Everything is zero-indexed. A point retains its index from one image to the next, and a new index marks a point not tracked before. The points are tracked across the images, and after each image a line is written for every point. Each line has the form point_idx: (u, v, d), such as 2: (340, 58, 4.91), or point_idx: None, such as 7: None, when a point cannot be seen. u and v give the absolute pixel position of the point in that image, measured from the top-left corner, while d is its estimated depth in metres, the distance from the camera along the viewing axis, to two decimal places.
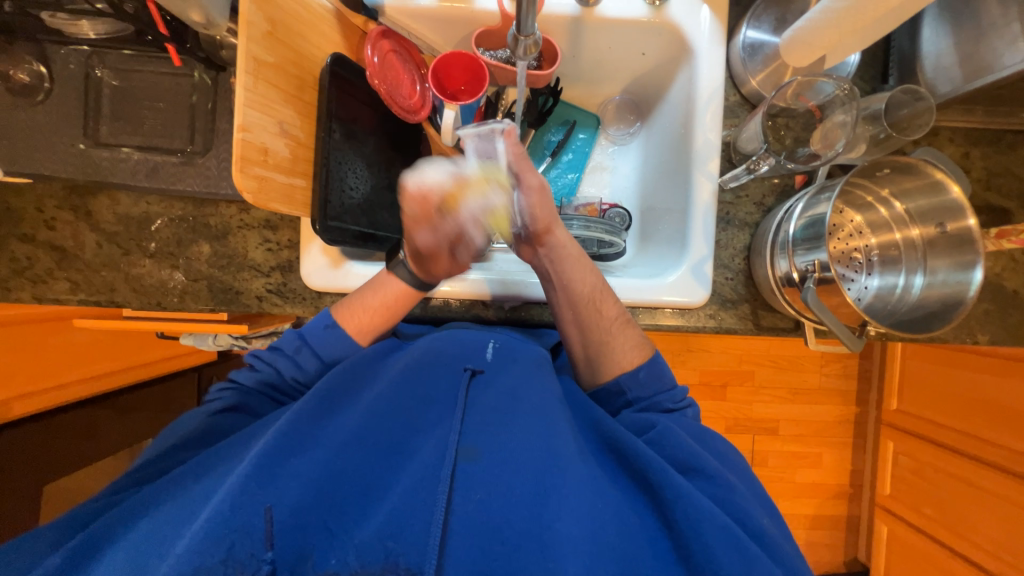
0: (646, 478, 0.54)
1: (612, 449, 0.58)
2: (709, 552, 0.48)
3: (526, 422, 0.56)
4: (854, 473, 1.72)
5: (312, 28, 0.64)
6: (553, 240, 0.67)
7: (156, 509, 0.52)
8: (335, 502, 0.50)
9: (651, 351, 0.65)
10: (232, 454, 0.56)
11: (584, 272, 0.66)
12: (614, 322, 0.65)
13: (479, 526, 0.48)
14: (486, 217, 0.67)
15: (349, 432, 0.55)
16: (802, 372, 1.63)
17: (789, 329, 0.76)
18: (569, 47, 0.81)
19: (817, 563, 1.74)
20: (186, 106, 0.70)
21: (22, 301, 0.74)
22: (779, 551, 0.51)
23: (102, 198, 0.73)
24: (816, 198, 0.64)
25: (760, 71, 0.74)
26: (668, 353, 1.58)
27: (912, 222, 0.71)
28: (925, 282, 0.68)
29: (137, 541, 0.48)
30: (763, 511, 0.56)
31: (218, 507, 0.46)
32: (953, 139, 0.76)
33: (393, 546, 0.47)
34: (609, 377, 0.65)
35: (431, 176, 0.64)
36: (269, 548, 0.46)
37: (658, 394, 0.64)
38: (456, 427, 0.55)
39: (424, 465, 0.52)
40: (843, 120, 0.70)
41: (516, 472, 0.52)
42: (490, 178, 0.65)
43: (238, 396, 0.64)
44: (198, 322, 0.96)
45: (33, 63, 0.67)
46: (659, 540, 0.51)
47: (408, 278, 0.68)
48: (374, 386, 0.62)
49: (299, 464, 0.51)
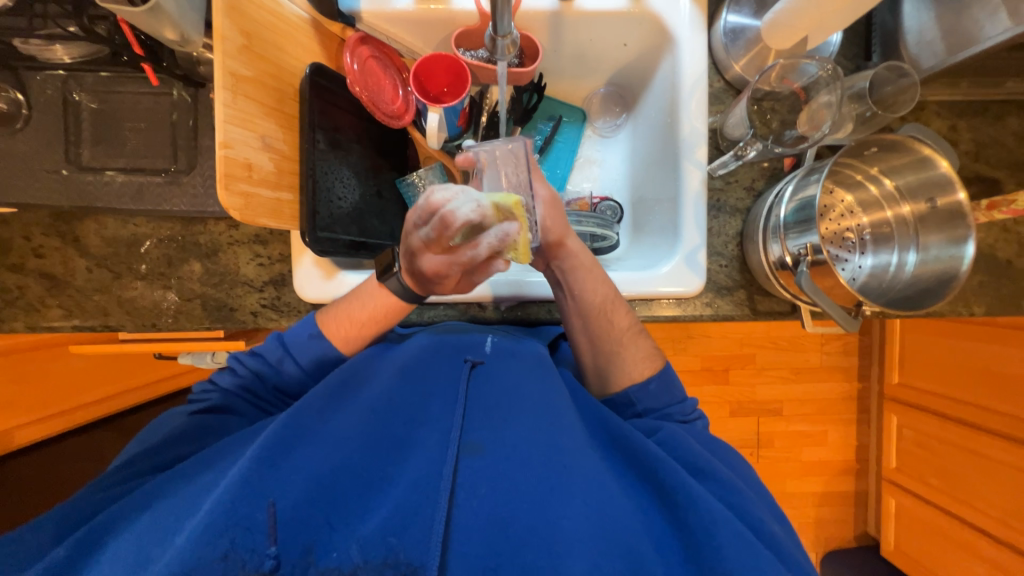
0: (655, 476, 0.54)
1: (619, 445, 0.58)
2: (720, 555, 0.47)
3: (531, 416, 0.56)
4: (860, 448, 1.72)
5: (288, 38, 0.64)
6: (569, 249, 0.65)
7: (154, 506, 0.51)
8: (338, 496, 0.49)
9: (662, 363, 0.66)
10: (234, 449, 0.56)
11: (600, 283, 0.66)
12: (626, 333, 0.65)
13: (484, 522, 0.48)
14: (508, 251, 0.56)
15: (361, 427, 0.55)
16: (803, 351, 1.64)
17: (785, 312, 0.76)
18: (550, 41, 0.80)
19: (828, 540, 1.74)
20: (167, 124, 0.69)
21: (17, 330, 0.74)
22: (791, 558, 0.52)
23: (89, 223, 0.72)
24: (805, 180, 0.64)
25: (743, 55, 0.74)
26: (668, 341, 1.59)
27: (902, 199, 0.71)
28: (919, 259, 0.69)
29: (136, 535, 0.48)
30: (775, 521, 0.56)
31: (219, 498, 0.46)
32: (939, 112, 0.76)
33: (394, 542, 0.46)
34: (619, 388, 0.65)
35: (455, 204, 0.51)
36: (273, 544, 0.45)
37: (669, 406, 0.65)
38: (458, 423, 0.54)
39: (426, 460, 0.52)
40: (829, 100, 0.70)
41: (523, 469, 0.51)
42: (505, 211, 0.53)
43: (220, 398, 0.64)
44: (193, 340, 0.96)
45: (10, 91, 0.66)
46: (666, 539, 0.51)
47: (398, 291, 0.64)
48: (376, 383, 0.60)
49: (302, 458, 0.51)
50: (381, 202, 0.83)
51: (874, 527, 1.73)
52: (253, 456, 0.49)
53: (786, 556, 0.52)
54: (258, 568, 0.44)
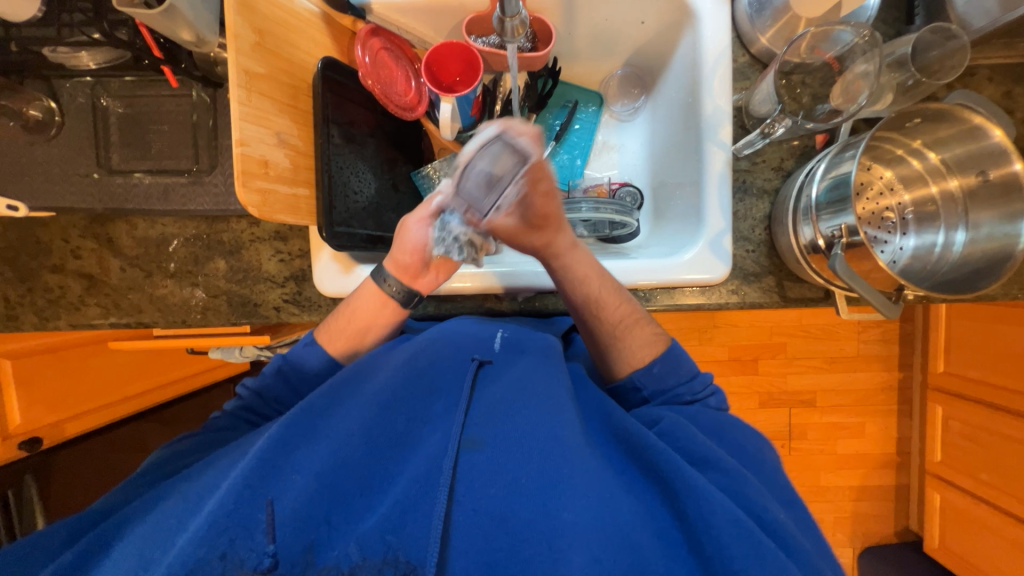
0: (655, 470, 0.52)
1: (622, 440, 0.56)
2: (725, 550, 0.46)
3: (532, 413, 0.54)
4: (901, 440, 1.64)
5: (300, 33, 0.64)
6: (557, 249, 0.61)
7: (157, 507, 0.53)
8: (339, 494, 0.49)
9: (667, 342, 0.64)
10: (237, 449, 0.56)
11: (591, 273, 0.63)
12: (620, 324, 0.63)
13: (484, 520, 0.47)
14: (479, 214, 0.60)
15: (363, 421, 0.54)
16: (838, 340, 1.56)
17: (818, 299, 0.72)
18: (563, 24, 0.78)
19: (866, 536, 1.67)
20: (189, 125, 0.71)
21: (61, 328, 0.78)
22: (802, 553, 0.49)
23: (121, 224, 0.75)
24: (839, 157, 0.60)
25: (769, 27, 0.70)
26: (694, 330, 1.54)
27: (949, 173, 0.66)
28: (968, 239, 0.63)
29: (139, 538, 0.50)
30: (780, 506, 0.54)
31: (222, 501, 0.47)
32: (992, 78, 0.69)
33: (393, 541, 0.46)
34: (625, 375, 0.64)
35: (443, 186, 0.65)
36: (271, 542, 0.46)
37: (680, 385, 0.62)
38: (459, 418, 0.53)
39: (427, 457, 0.51)
40: (866, 70, 0.65)
41: (522, 463, 0.50)
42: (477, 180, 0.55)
43: (232, 420, 0.65)
44: (221, 335, 0.99)
45: (43, 99, 0.69)
46: (670, 532, 0.50)
47: (397, 294, 0.65)
48: (379, 376, 0.59)
49: (303, 457, 0.52)
50: (397, 196, 0.83)
51: (917, 523, 1.64)
52: (252, 459, 0.50)
53: (799, 557, 0.48)
54: (256, 567, 0.45)
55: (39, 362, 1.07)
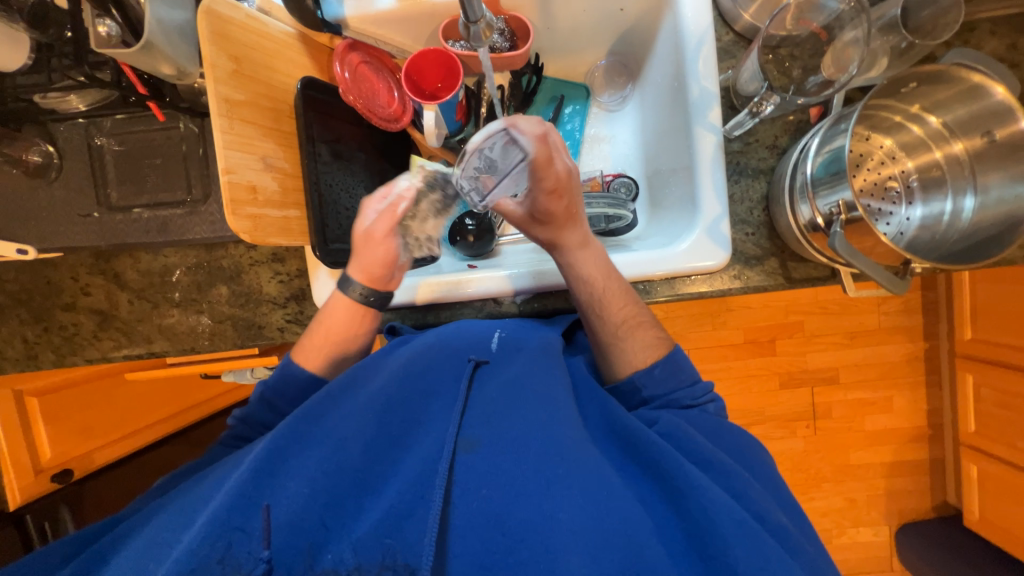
0: (656, 467, 0.52)
1: (620, 437, 0.55)
2: (727, 547, 0.45)
3: (530, 413, 0.54)
4: (931, 412, 1.59)
5: (277, 56, 0.65)
6: (567, 245, 0.63)
7: (155, 518, 0.54)
8: (338, 499, 0.50)
9: (668, 349, 0.62)
10: (231, 461, 0.57)
11: (597, 273, 0.63)
12: (622, 324, 0.62)
13: (479, 517, 0.47)
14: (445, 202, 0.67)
15: (361, 428, 0.53)
16: (858, 314, 1.52)
17: (825, 278, 0.70)
18: (541, 18, 0.77)
19: (902, 513, 1.62)
20: (180, 156, 0.72)
21: (78, 364, 0.80)
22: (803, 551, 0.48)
23: (126, 259, 0.77)
24: (833, 130, 0.57)
25: (752, 1, 0.68)
26: (706, 315, 1.52)
27: (953, 136, 0.63)
28: (977, 204, 0.60)
29: (135, 552, 0.51)
30: (781, 509, 0.53)
31: (216, 512, 0.47)
32: (995, 31, 0.66)
33: (390, 543, 0.46)
34: (624, 375, 0.62)
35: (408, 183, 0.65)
36: (266, 547, 0.47)
37: (675, 391, 0.61)
38: (454, 420, 0.53)
39: (422, 459, 0.51)
40: (855, 36, 0.63)
41: (518, 464, 0.50)
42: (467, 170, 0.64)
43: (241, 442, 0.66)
44: (234, 358, 1.01)
45: (41, 144, 0.71)
46: (669, 527, 0.49)
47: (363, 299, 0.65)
48: (374, 382, 0.58)
49: (298, 463, 0.52)
50: None
51: (955, 496, 1.59)
52: (247, 468, 0.50)
53: (801, 553, 0.48)
54: (252, 570, 0.46)
55: (66, 395, 1.14)
